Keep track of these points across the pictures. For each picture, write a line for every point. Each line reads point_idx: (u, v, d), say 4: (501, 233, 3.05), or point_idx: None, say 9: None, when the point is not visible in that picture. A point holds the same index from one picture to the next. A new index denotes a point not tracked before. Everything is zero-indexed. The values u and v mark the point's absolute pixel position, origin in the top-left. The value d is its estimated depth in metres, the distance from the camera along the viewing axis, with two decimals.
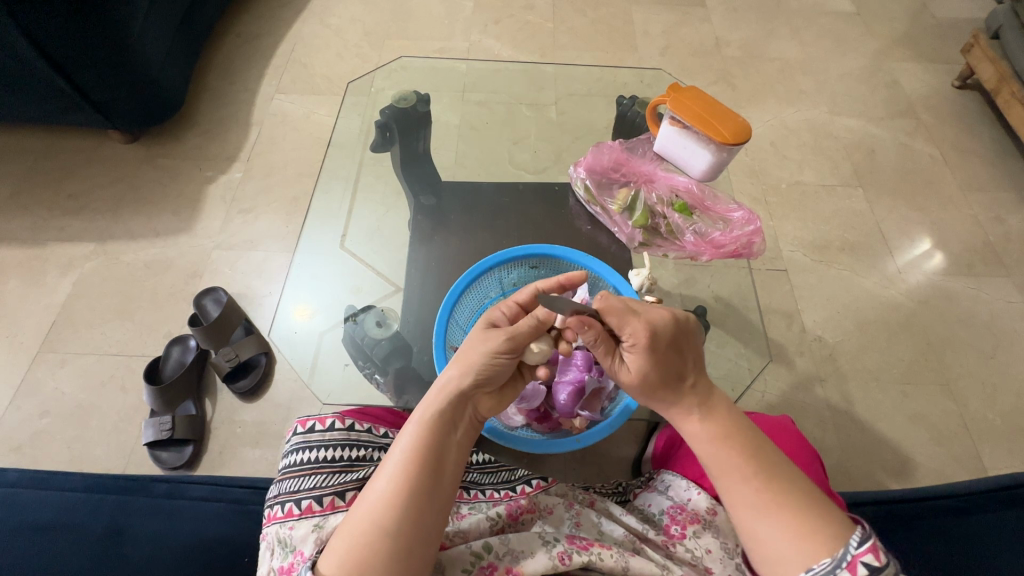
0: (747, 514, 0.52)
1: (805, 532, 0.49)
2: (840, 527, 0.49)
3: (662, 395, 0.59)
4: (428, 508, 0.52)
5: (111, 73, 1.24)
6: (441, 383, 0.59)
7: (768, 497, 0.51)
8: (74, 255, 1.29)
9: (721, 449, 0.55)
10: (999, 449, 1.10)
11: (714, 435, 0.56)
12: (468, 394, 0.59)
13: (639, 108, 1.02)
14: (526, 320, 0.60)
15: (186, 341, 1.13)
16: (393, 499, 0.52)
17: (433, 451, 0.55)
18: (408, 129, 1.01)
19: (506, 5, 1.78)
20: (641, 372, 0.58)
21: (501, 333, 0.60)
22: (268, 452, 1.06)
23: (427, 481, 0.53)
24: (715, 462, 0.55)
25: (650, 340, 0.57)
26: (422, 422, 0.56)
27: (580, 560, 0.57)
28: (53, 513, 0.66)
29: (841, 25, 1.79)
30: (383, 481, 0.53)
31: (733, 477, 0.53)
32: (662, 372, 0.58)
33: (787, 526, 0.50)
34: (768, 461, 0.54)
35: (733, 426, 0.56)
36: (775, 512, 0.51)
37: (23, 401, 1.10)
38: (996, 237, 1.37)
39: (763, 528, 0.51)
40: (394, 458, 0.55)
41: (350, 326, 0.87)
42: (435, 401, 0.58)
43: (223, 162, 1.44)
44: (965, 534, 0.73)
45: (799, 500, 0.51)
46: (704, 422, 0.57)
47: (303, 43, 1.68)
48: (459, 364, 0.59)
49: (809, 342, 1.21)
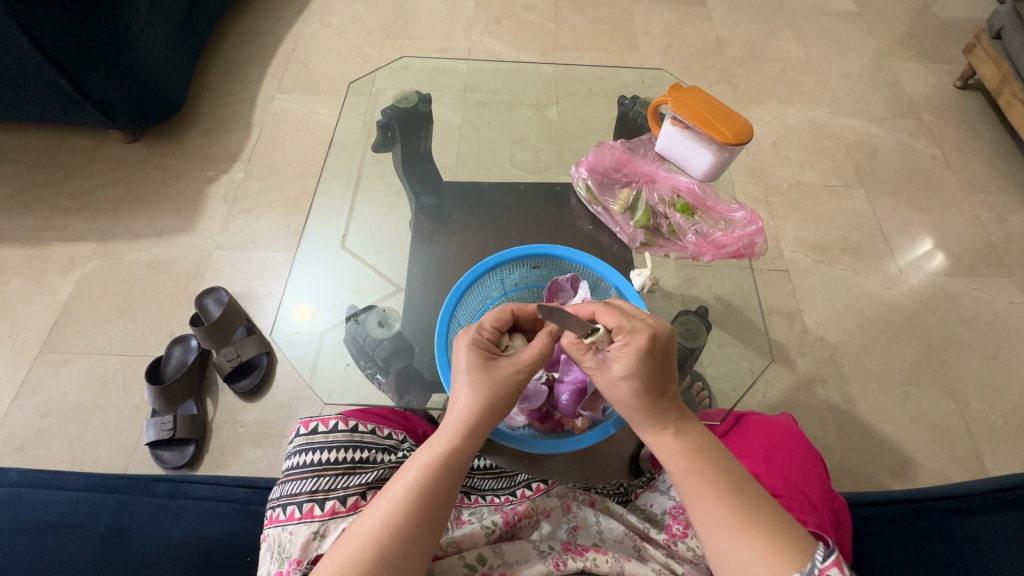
0: (717, 530, 0.51)
1: (775, 550, 0.48)
2: (802, 546, 0.49)
3: (646, 404, 0.57)
4: (426, 546, 0.52)
5: (111, 73, 1.24)
6: (454, 416, 0.58)
7: (738, 511, 0.51)
8: (77, 254, 1.29)
9: (689, 468, 0.54)
10: (1000, 450, 1.10)
11: (682, 451, 0.55)
12: (483, 430, 0.59)
13: (640, 108, 1.03)
14: (532, 351, 0.61)
15: (187, 341, 1.13)
16: (397, 533, 0.51)
17: (443, 489, 0.54)
18: (409, 130, 1.01)
19: (507, 5, 1.78)
20: (629, 368, 0.57)
21: (515, 364, 0.60)
22: (269, 452, 1.06)
23: (429, 520, 0.53)
24: (682, 477, 0.55)
25: (647, 345, 0.57)
26: (436, 458, 0.56)
27: (575, 565, 0.57)
28: (55, 513, 0.66)
29: (843, 25, 1.79)
30: (384, 514, 0.52)
31: (698, 494, 0.53)
32: (648, 378, 0.57)
33: (754, 541, 0.49)
34: (736, 477, 0.54)
35: (706, 442, 0.57)
36: (747, 527, 0.50)
37: (26, 400, 1.10)
38: (998, 238, 1.37)
39: (731, 544, 0.50)
40: (397, 488, 0.54)
41: (351, 326, 0.88)
42: (450, 434, 0.57)
43: (224, 162, 1.44)
44: (967, 536, 0.72)
45: (773, 519, 0.51)
46: (678, 436, 0.56)
47: (304, 44, 1.68)
48: (475, 395, 0.58)
49: (811, 342, 1.21)
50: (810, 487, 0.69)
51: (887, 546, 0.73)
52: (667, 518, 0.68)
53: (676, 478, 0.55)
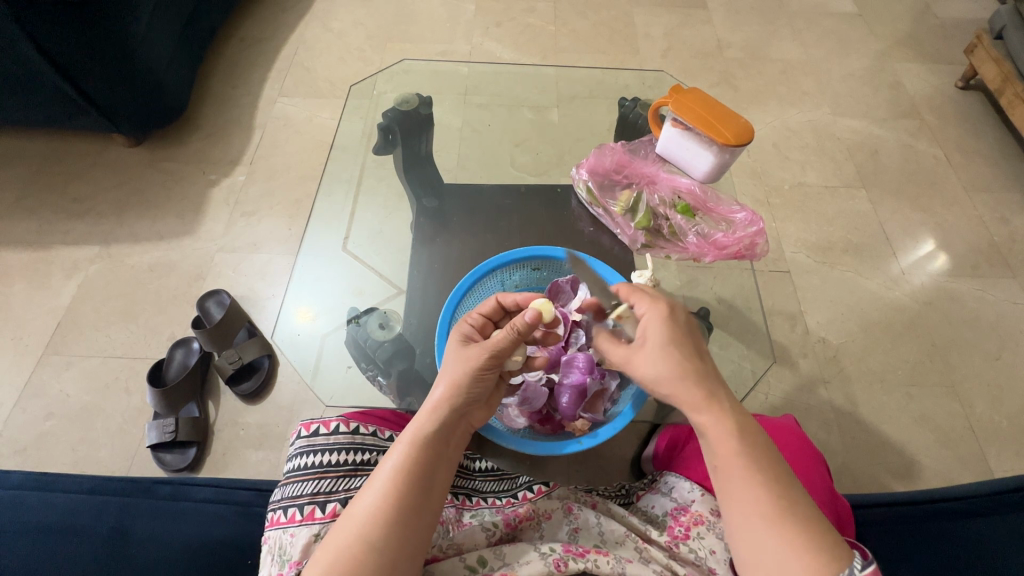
0: (756, 522, 0.50)
1: (813, 551, 0.47)
2: (839, 549, 0.48)
3: (682, 378, 0.56)
4: (416, 527, 0.52)
5: (114, 78, 1.25)
6: (430, 402, 0.59)
7: (782, 508, 0.50)
8: (79, 257, 1.29)
9: (740, 457, 0.52)
10: (1005, 451, 1.10)
11: (735, 437, 0.53)
12: (460, 410, 0.59)
13: (642, 110, 1.02)
14: (503, 333, 0.60)
15: (190, 344, 1.14)
16: (384, 515, 0.51)
17: (426, 472, 0.55)
18: (410, 131, 1.01)
19: (507, 9, 1.79)
20: (663, 343, 0.58)
21: (486, 345, 0.60)
22: (271, 454, 1.06)
23: (416, 501, 0.53)
24: (728, 465, 0.53)
25: (666, 314, 0.60)
26: (415, 441, 0.56)
27: (576, 566, 0.57)
28: (57, 515, 0.66)
29: (844, 26, 1.79)
30: (370, 499, 0.52)
31: (747, 483, 0.51)
32: (678, 341, 0.58)
33: (794, 539, 0.48)
34: (783, 472, 0.52)
35: (754, 429, 0.55)
36: (787, 524, 0.49)
37: (28, 403, 1.11)
38: (1001, 238, 1.37)
39: (768, 539, 0.49)
40: (382, 472, 0.54)
41: (353, 327, 0.85)
42: (427, 417, 0.57)
43: (226, 165, 1.45)
44: (974, 539, 0.72)
45: (812, 517, 0.50)
46: (732, 420, 0.55)
47: (306, 47, 1.69)
48: (450, 378, 0.59)
49: (813, 343, 1.21)
50: (814, 486, 0.69)
51: (892, 548, 0.72)
52: (669, 520, 0.67)
53: (721, 463, 0.53)
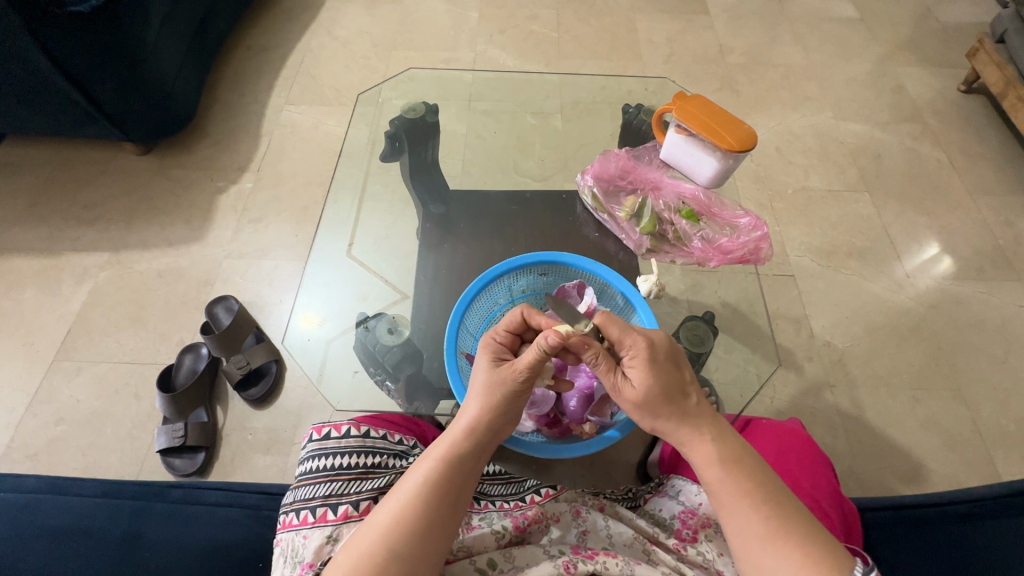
0: (753, 543, 0.52)
1: (811, 565, 0.49)
2: (840, 561, 0.50)
3: (669, 413, 0.59)
4: (435, 540, 0.54)
5: (124, 87, 1.27)
6: (462, 417, 0.60)
7: (775, 525, 0.52)
8: (90, 264, 1.31)
9: (725, 480, 0.55)
10: (1012, 455, 1.09)
11: (720, 460, 0.56)
12: (489, 429, 0.60)
13: (644, 116, 1.05)
14: (530, 352, 0.60)
15: (198, 349, 1.15)
16: (406, 525, 0.53)
17: (451, 487, 0.56)
18: (418, 138, 1.07)
19: (511, 16, 1.80)
20: (646, 385, 0.59)
21: (518, 365, 0.60)
22: (279, 459, 1.07)
23: (437, 514, 0.54)
24: (720, 490, 0.56)
25: (648, 354, 0.59)
26: (442, 456, 0.57)
27: (585, 568, 0.58)
28: (72, 519, 0.67)
29: (846, 31, 1.80)
30: (393, 507, 0.54)
31: (740, 504, 0.54)
32: (665, 386, 0.59)
33: (791, 556, 0.50)
34: (774, 489, 0.55)
35: (742, 452, 0.57)
36: (783, 541, 0.51)
37: (39, 408, 1.12)
38: (1006, 241, 1.37)
39: (766, 558, 0.51)
40: (408, 484, 0.56)
41: (361, 332, 0.88)
42: (456, 434, 0.59)
43: (233, 173, 1.46)
44: (984, 543, 0.71)
45: (810, 533, 0.52)
46: (717, 446, 0.57)
47: (312, 55, 1.71)
48: (482, 397, 0.60)
49: (818, 347, 1.21)
50: (820, 489, 0.69)
51: (900, 553, 0.73)
52: (676, 523, 0.68)
53: (713, 489, 0.56)
